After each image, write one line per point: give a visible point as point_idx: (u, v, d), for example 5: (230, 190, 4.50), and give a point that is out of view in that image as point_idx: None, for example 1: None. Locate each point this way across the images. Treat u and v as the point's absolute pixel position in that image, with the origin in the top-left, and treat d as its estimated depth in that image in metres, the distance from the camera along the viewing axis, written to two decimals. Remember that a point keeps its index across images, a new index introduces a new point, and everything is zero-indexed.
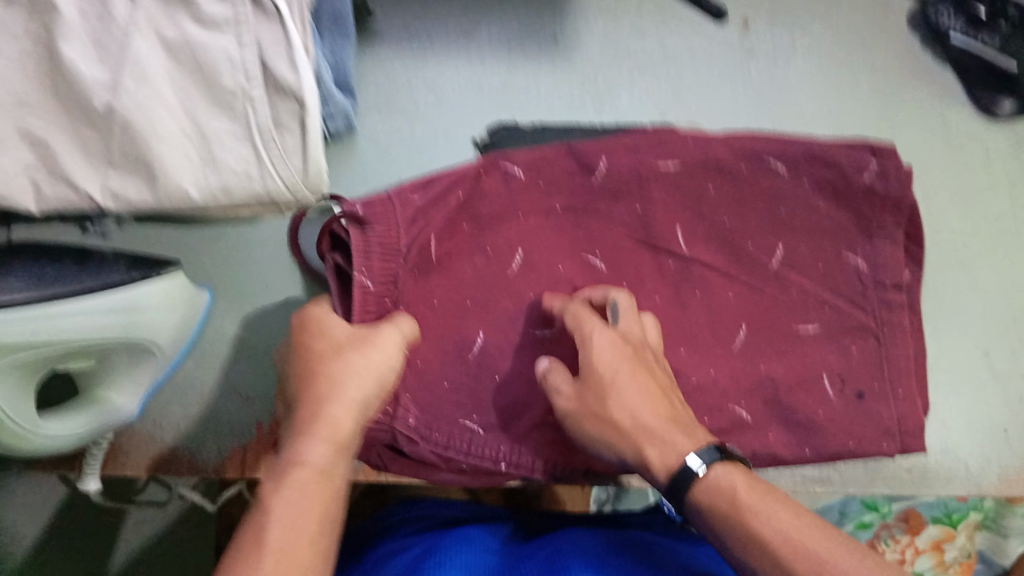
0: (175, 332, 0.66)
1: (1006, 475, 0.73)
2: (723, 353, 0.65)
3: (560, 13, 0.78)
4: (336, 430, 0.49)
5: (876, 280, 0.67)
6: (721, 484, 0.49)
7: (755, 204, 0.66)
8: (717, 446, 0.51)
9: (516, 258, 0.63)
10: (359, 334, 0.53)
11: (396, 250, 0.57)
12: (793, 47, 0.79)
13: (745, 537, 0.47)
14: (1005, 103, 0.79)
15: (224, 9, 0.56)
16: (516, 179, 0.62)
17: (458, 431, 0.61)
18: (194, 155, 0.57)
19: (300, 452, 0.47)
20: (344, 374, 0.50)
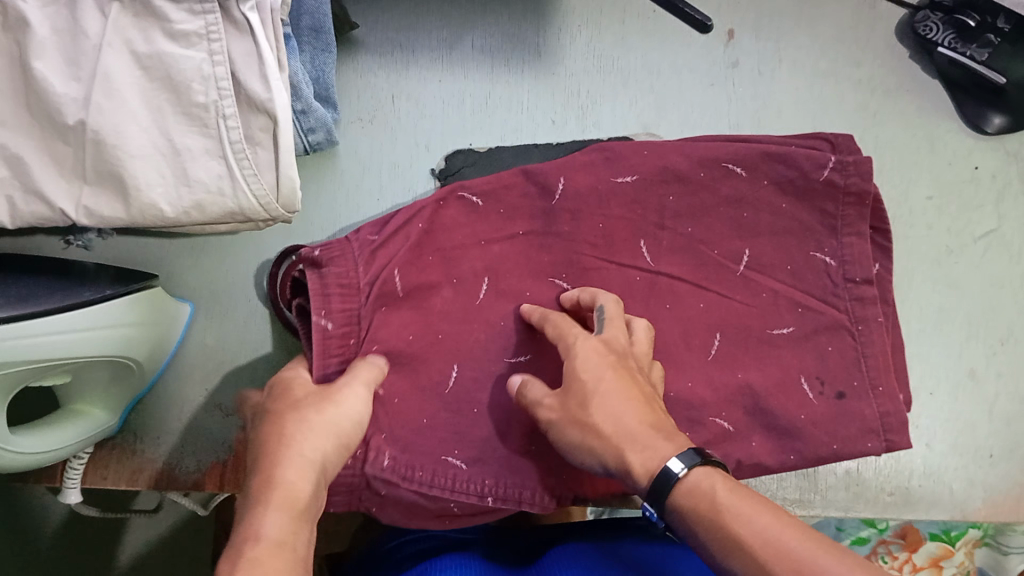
0: (151, 347, 0.66)
1: (990, 499, 0.73)
2: (701, 363, 0.64)
3: (542, 25, 0.79)
4: (293, 494, 0.44)
5: (844, 278, 0.66)
6: (703, 488, 0.45)
7: (719, 210, 0.66)
8: (696, 449, 0.47)
9: (483, 287, 0.62)
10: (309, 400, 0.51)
11: (355, 288, 0.57)
12: (779, 60, 0.79)
13: (728, 542, 0.43)
14: (994, 121, 0.77)
15: (194, 20, 0.55)
16: (477, 208, 0.63)
17: (441, 468, 0.58)
18: (167, 171, 0.57)
19: (259, 523, 0.41)
20: (298, 442, 0.47)
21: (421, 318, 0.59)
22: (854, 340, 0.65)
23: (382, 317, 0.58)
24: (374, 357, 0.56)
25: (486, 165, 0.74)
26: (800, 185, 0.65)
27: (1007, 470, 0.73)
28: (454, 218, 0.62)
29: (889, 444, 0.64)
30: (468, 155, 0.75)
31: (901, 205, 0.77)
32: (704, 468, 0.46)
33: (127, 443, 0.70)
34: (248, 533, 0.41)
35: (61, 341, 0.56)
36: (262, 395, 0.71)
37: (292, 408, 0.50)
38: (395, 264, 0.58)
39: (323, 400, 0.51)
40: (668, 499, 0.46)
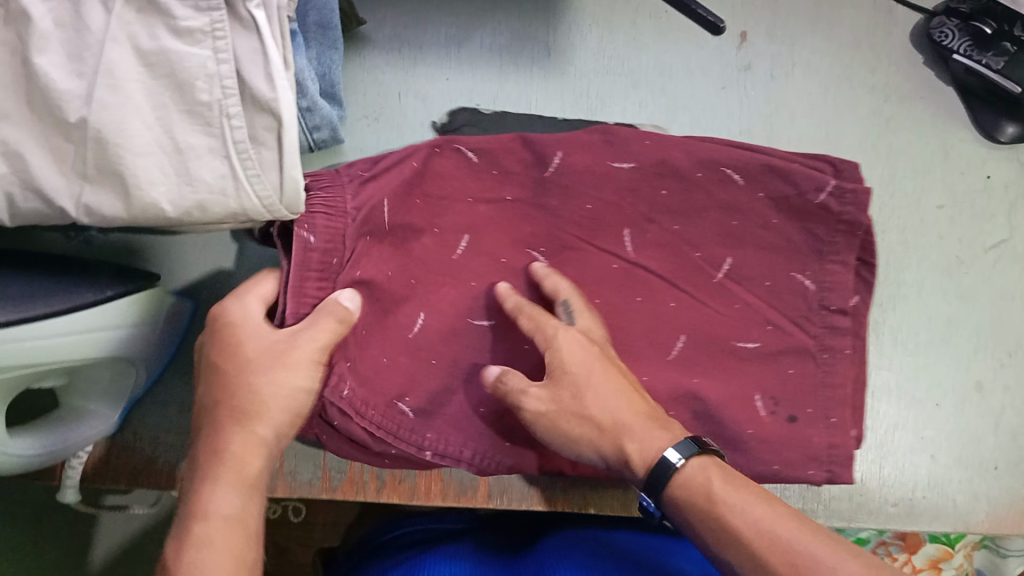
0: (149, 347, 0.66)
1: (993, 513, 0.72)
2: (661, 363, 0.65)
3: (554, 26, 0.77)
4: (241, 471, 0.53)
5: (820, 303, 0.66)
6: (701, 481, 0.52)
7: (708, 212, 0.65)
8: (694, 440, 0.54)
9: (462, 243, 0.63)
10: (257, 360, 0.54)
11: (343, 212, 0.56)
12: (792, 62, 0.78)
13: (718, 526, 0.50)
14: (1009, 130, 0.76)
15: (199, 17, 0.54)
16: (471, 163, 0.63)
17: (391, 412, 0.60)
18: (170, 169, 0.55)
19: (208, 502, 0.51)
20: (252, 420, 0.54)
21: (397, 258, 0.60)
22: (817, 366, 0.66)
23: (363, 246, 0.58)
24: (343, 299, 0.55)
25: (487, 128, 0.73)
26: (795, 203, 0.64)
27: (1011, 483, 0.72)
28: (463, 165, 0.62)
29: (831, 475, 0.64)
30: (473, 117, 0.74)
31: (911, 215, 0.76)
32: (701, 458, 0.53)
33: (128, 442, 0.69)
34: (198, 511, 0.51)
35: (63, 344, 0.56)
36: None
37: (241, 366, 0.54)
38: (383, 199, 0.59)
39: (270, 364, 0.54)
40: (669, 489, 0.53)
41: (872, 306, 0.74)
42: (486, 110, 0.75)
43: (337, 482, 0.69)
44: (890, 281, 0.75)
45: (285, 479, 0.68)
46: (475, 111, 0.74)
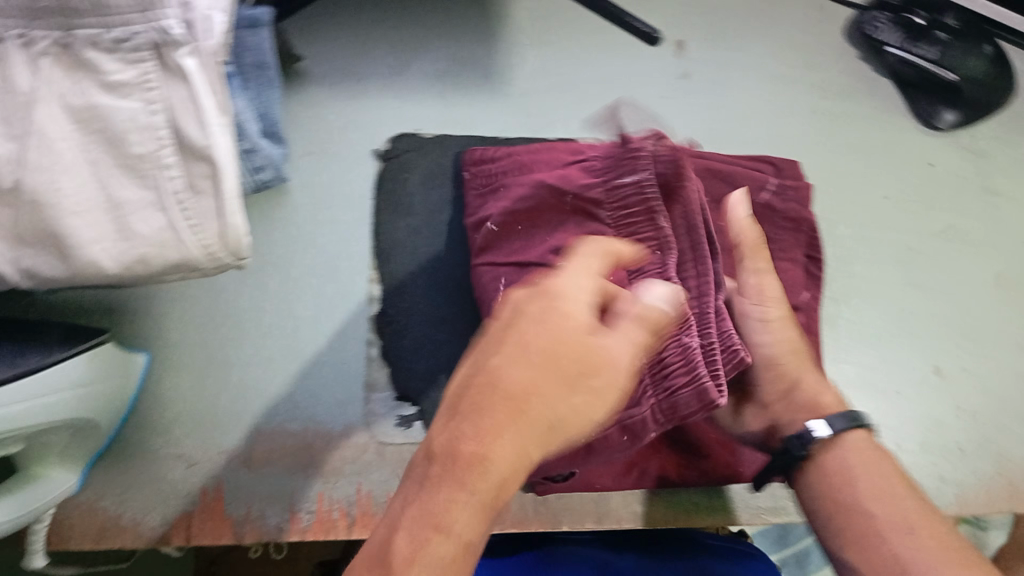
0: (110, 402, 0.66)
1: (963, 496, 0.71)
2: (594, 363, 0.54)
3: (492, 50, 0.79)
4: (499, 484, 0.37)
5: (771, 298, 0.62)
6: (856, 447, 0.57)
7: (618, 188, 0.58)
8: (848, 415, 0.58)
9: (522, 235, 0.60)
10: (566, 363, 0.39)
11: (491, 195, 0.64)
12: (730, 67, 0.81)
13: (862, 493, 0.55)
14: (947, 116, 0.79)
15: (129, 70, 0.53)
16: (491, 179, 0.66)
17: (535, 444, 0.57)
18: (109, 225, 0.55)
19: (446, 512, 0.36)
20: (537, 411, 0.38)
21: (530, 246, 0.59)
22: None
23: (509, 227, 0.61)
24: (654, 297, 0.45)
25: (426, 147, 0.74)
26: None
27: (977, 464, 0.72)
28: (501, 172, 0.65)
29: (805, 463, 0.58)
30: (412, 139, 0.75)
31: (859, 206, 0.78)
32: (862, 430, 0.58)
33: (90, 503, 0.67)
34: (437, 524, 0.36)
35: (17, 409, 0.55)
36: (219, 441, 0.70)
37: (529, 355, 0.39)
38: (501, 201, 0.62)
39: (580, 378, 0.40)
40: (829, 443, 0.58)
41: (826, 299, 0.75)
42: (427, 135, 0.75)
43: (304, 524, 0.68)
44: (842, 274, 0.75)
45: (254, 526, 0.68)
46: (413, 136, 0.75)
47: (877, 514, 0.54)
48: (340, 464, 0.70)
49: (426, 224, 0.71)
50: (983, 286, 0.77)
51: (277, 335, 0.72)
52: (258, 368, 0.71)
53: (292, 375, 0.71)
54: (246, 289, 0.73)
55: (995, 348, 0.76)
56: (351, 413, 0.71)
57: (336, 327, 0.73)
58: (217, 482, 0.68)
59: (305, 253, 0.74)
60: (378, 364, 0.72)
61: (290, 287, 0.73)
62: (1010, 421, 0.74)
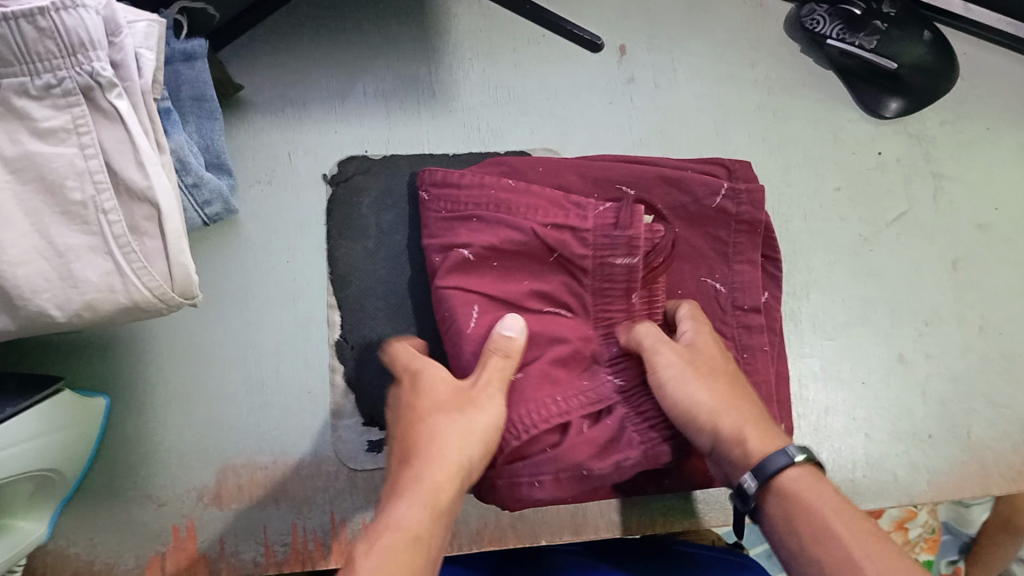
0: (71, 450, 0.64)
1: (936, 481, 0.72)
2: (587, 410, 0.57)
3: (436, 66, 0.80)
4: (430, 489, 0.46)
5: (733, 304, 0.64)
6: (797, 489, 0.47)
7: (610, 241, 0.58)
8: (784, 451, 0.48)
9: (514, 266, 0.59)
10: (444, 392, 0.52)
11: (470, 218, 0.59)
12: (674, 68, 0.82)
13: (803, 542, 0.45)
14: (891, 106, 0.80)
15: (60, 115, 0.52)
16: (481, 188, 0.59)
17: (526, 479, 0.55)
18: (53, 275, 0.53)
19: (390, 515, 0.44)
20: (446, 430, 0.49)
21: (505, 286, 0.59)
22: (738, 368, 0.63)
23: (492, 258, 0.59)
24: (505, 329, 0.54)
25: (379, 173, 0.75)
26: (692, 210, 0.64)
27: (947, 449, 0.73)
28: (470, 200, 0.60)
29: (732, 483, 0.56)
30: (364, 163, 0.75)
31: (811, 200, 0.79)
32: (804, 467, 0.48)
33: (60, 550, 0.67)
34: (383, 522, 0.43)
35: None
36: (188, 479, 0.69)
37: (423, 409, 0.51)
38: (491, 230, 0.59)
39: (467, 396, 0.51)
40: (763, 492, 0.48)
41: (786, 294, 0.76)
42: (374, 156, 0.76)
43: (280, 556, 0.68)
44: (800, 269, 0.77)
45: (228, 562, 0.67)
46: (363, 158, 0.76)
47: (827, 567, 0.43)
48: (312, 493, 0.70)
49: (379, 245, 0.73)
50: (940, 271, 0.78)
51: (240, 367, 0.71)
52: (223, 402, 0.71)
53: (257, 408, 0.71)
54: (206, 324, 0.72)
55: (956, 332, 0.77)
56: (319, 442, 0.71)
57: (299, 354, 0.72)
58: (189, 520, 0.68)
59: (264, 283, 0.73)
60: (344, 392, 0.71)
61: (250, 319, 0.72)
62: (977, 404, 0.75)
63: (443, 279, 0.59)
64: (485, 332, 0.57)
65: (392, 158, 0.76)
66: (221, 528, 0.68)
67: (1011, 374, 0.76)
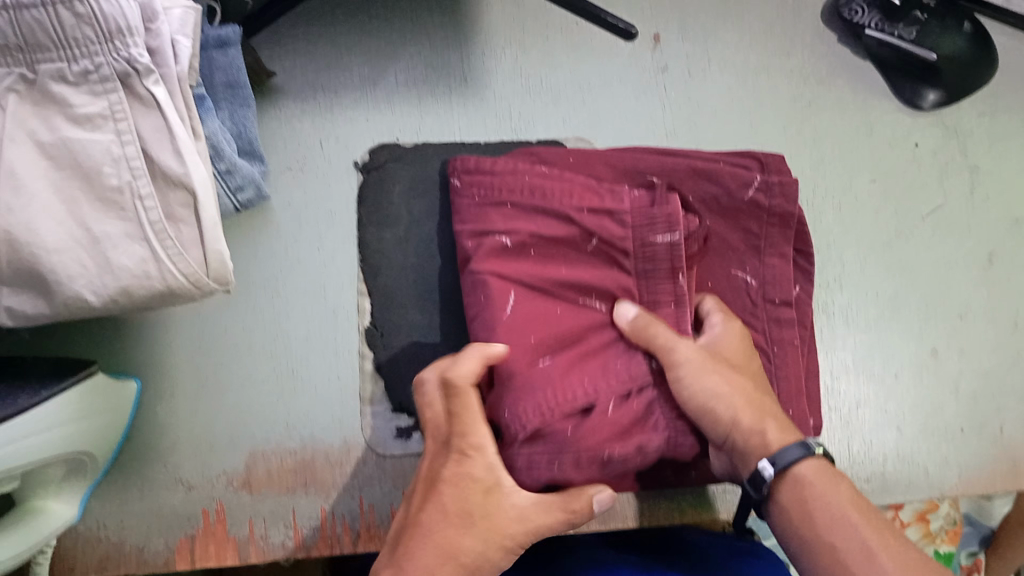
0: (103, 434, 0.65)
1: (966, 477, 0.72)
2: (612, 389, 0.56)
3: (467, 53, 0.79)
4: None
5: (764, 297, 0.63)
6: (812, 479, 0.50)
7: (651, 224, 0.58)
8: (803, 444, 0.51)
9: (551, 252, 0.59)
10: (451, 514, 0.51)
11: (504, 203, 0.59)
12: (708, 56, 0.81)
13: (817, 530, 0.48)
14: (929, 98, 0.79)
15: (97, 102, 0.53)
16: (516, 174, 0.60)
17: (544, 460, 0.54)
18: (89, 261, 0.53)
19: None
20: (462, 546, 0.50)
21: (541, 270, 0.58)
22: (768, 361, 0.63)
23: (528, 244, 0.59)
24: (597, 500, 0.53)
25: (406, 162, 0.75)
26: (725, 202, 0.63)
27: (978, 445, 0.73)
28: (504, 186, 0.59)
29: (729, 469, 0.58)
30: (392, 150, 0.75)
31: (845, 192, 0.78)
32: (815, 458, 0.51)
33: (92, 531, 0.68)
34: None
35: None
36: (217, 464, 0.69)
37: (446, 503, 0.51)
38: (526, 217, 0.59)
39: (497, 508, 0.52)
40: (778, 479, 0.51)
41: (817, 287, 0.75)
42: (406, 144, 0.76)
43: (309, 540, 0.68)
44: (832, 262, 0.76)
45: (257, 546, 0.68)
46: (391, 146, 0.75)
47: (846, 551, 0.47)
48: (341, 479, 0.70)
49: (409, 232, 0.73)
50: (974, 265, 0.77)
51: (269, 354, 0.72)
52: (251, 389, 0.71)
53: (285, 394, 0.71)
54: (235, 310, 0.72)
55: (990, 328, 0.76)
56: (348, 428, 0.71)
57: (327, 340, 0.72)
58: (218, 504, 0.69)
59: (294, 270, 0.73)
60: (374, 377, 0.71)
61: (279, 305, 0.73)
62: (1009, 399, 0.74)
63: (477, 265, 0.58)
64: (519, 321, 0.57)
65: (420, 146, 0.76)
66: (250, 513, 0.69)
67: None
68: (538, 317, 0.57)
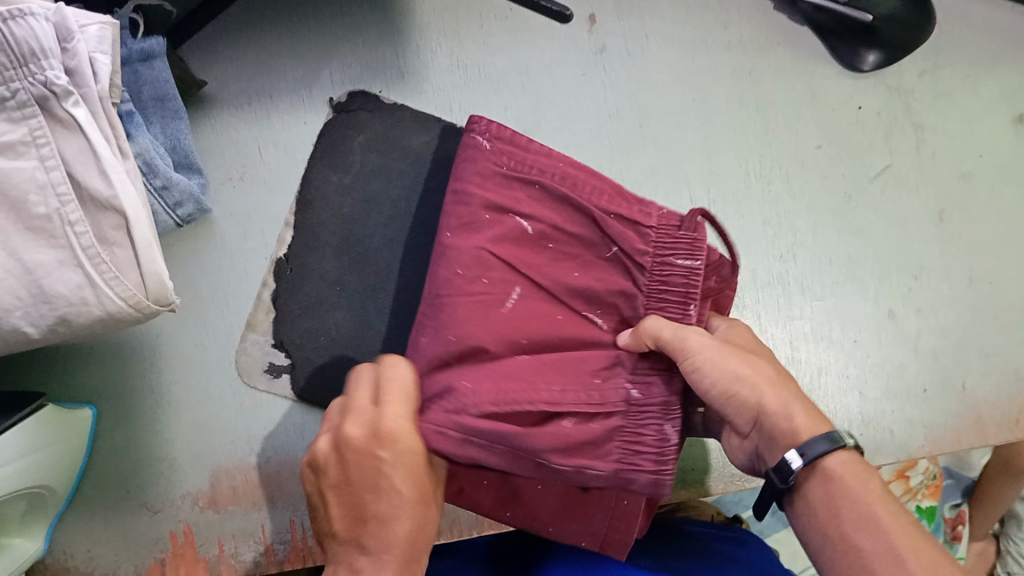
0: (60, 465, 0.64)
1: (933, 436, 0.73)
2: (573, 404, 0.52)
3: (402, 46, 0.77)
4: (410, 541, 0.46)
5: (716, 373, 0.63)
6: (843, 474, 0.45)
7: (674, 249, 0.54)
8: (830, 435, 0.46)
9: (557, 255, 0.56)
10: (410, 496, 0.47)
11: (534, 185, 0.56)
12: (646, 33, 0.80)
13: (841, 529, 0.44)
14: (869, 58, 0.78)
15: (16, 128, 0.51)
16: (553, 164, 0.57)
17: (458, 445, 0.50)
18: (23, 292, 0.51)
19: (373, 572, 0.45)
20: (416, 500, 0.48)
21: (542, 266, 0.55)
22: None
23: (539, 237, 0.56)
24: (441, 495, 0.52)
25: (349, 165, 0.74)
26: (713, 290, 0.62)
27: (941, 404, 0.73)
28: (537, 165, 0.57)
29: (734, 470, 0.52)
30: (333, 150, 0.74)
31: (792, 160, 0.78)
32: (846, 452, 0.46)
33: (60, 563, 0.67)
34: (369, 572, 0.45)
35: None
36: (180, 485, 0.68)
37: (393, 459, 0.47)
38: (549, 211, 0.56)
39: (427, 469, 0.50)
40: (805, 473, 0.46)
41: (773, 258, 0.76)
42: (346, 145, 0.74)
43: (279, 555, 0.68)
44: (785, 231, 0.76)
45: (227, 563, 0.67)
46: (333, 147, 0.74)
47: (868, 554, 0.43)
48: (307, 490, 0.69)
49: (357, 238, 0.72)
50: (927, 224, 0.77)
51: (224, 369, 0.70)
52: (210, 407, 0.70)
53: (244, 410, 0.70)
54: (186, 328, 0.71)
55: (946, 285, 0.76)
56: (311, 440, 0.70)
57: None
58: (184, 525, 0.68)
59: (243, 283, 0.72)
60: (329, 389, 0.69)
61: (231, 320, 0.71)
62: (969, 355, 0.75)
63: (489, 240, 0.55)
64: (515, 315, 0.54)
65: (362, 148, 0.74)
66: (219, 531, 0.68)
67: (1003, 322, 0.76)
68: (534, 317, 0.54)
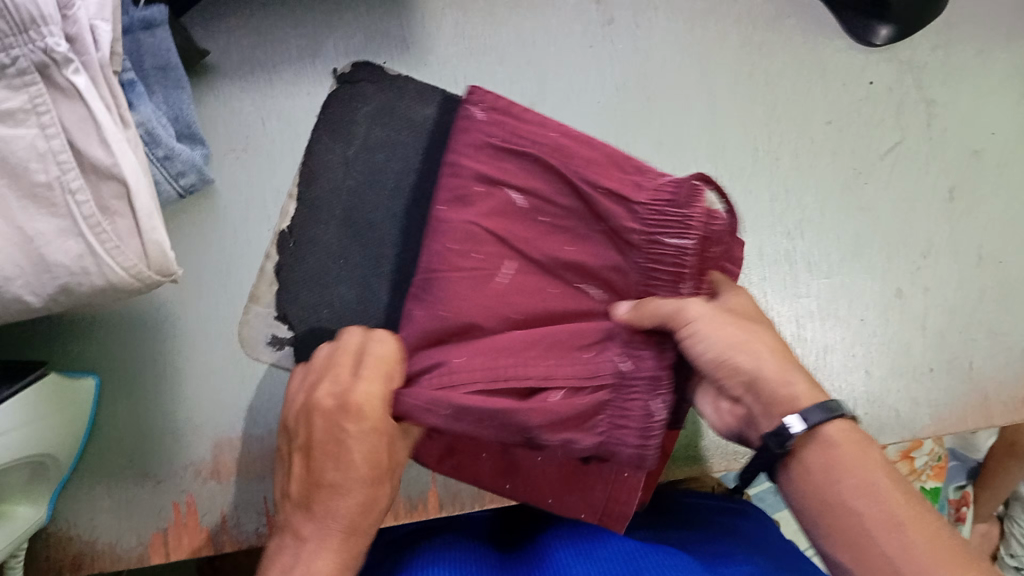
0: (63, 435, 0.64)
1: (936, 415, 0.73)
2: (564, 377, 0.50)
3: (406, 17, 0.77)
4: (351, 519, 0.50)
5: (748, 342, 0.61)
6: (841, 442, 0.45)
7: (665, 223, 0.52)
8: (825, 405, 0.45)
9: (548, 226, 0.55)
10: (365, 474, 0.50)
11: (525, 155, 0.56)
12: (654, 5, 0.79)
13: (838, 497, 0.44)
14: (882, 32, 0.76)
15: (16, 96, 0.50)
16: (546, 132, 0.56)
17: (446, 412, 0.49)
18: (22, 260, 0.51)
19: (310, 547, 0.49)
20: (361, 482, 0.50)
21: (530, 239, 0.55)
22: None
23: (529, 207, 0.55)
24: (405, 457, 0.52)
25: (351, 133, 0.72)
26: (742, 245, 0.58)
27: (947, 383, 0.73)
28: (528, 135, 0.56)
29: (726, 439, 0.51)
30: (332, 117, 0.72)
31: (801, 136, 0.77)
32: (843, 420, 0.46)
33: (65, 533, 0.67)
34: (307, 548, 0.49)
35: None
36: (183, 458, 0.69)
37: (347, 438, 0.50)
38: (539, 181, 0.55)
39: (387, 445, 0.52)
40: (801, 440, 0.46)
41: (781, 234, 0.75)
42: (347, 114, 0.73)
43: None
44: (792, 209, 0.76)
45: (229, 534, 0.68)
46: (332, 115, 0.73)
47: (867, 521, 0.43)
48: None
49: None
50: (936, 202, 0.76)
51: (227, 341, 0.70)
52: (213, 378, 0.70)
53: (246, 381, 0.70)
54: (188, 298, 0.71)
55: (954, 264, 0.75)
56: None
57: None
58: (188, 497, 0.68)
59: (246, 255, 0.72)
60: None
61: (233, 291, 0.71)
62: (976, 335, 0.74)
63: (476, 213, 0.55)
64: (500, 286, 0.53)
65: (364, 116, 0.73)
66: (222, 502, 0.68)
67: (1011, 302, 0.75)
68: (523, 290, 0.54)
